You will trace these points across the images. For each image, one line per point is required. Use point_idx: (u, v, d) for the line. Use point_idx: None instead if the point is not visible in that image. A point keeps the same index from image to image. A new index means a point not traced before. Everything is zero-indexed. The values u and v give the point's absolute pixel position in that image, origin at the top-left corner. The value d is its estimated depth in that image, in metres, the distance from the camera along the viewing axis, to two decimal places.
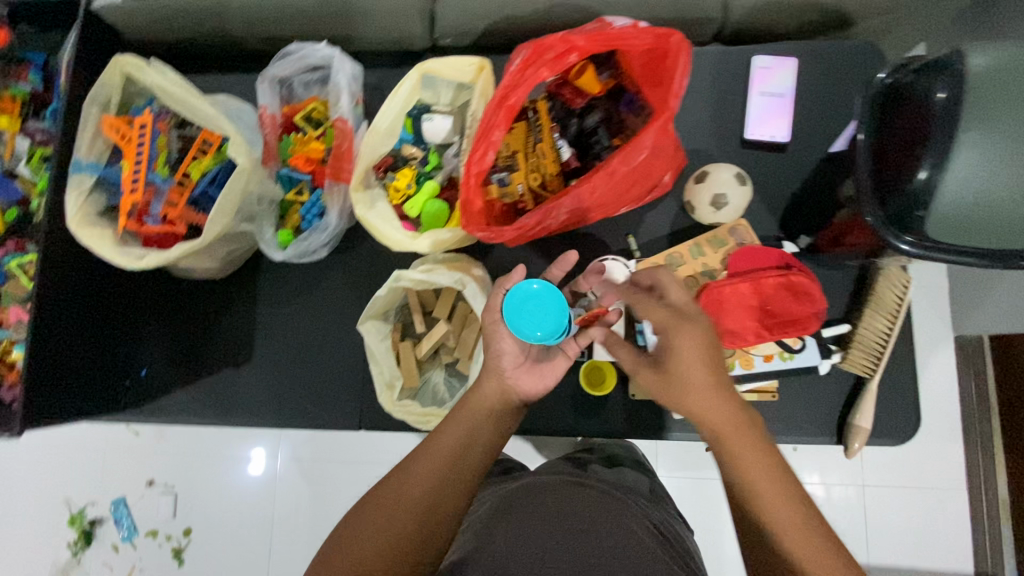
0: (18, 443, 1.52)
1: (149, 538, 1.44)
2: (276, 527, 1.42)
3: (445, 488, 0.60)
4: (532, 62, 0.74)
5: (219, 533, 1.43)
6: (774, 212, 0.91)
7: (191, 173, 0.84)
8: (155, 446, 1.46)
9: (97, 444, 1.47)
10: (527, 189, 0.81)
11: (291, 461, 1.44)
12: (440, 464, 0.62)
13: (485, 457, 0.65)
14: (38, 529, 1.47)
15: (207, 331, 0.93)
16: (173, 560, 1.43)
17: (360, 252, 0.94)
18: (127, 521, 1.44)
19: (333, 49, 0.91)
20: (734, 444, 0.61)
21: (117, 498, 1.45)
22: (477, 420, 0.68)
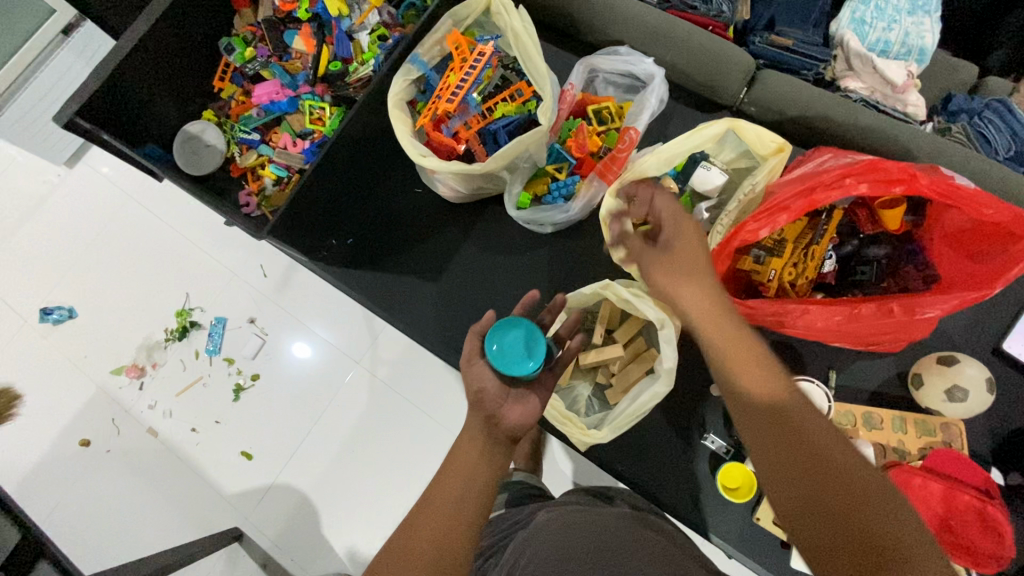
0: (166, 219, 1.57)
1: (224, 363, 1.48)
2: (323, 418, 1.43)
3: (450, 537, 0.63)
4: (857, 174, 0.73)
5: (277, 394, 1.45)
6: (994, 433, 0.84)
7: (495, 110, 0.92)
8: (275, 293, 1.50)
9: (230, 264, 1.52)
10: (778, 278, 0.79)
11: (367, 373, 1.44)
12: (441, 517, 0.64)
13: (479, 502, 0.66)
14: (143, 300, 1.53)
15: (419, 239, 1.02)
16: (231, 393, 1.46)
17: (575, 246, 0.99)
18: (217, 338, 1.48)
19: (658, 68, 0.96)
20: (740, 356, 0.67)
21: (220, 317, 1.50)
22: (470, 465, 0.68)
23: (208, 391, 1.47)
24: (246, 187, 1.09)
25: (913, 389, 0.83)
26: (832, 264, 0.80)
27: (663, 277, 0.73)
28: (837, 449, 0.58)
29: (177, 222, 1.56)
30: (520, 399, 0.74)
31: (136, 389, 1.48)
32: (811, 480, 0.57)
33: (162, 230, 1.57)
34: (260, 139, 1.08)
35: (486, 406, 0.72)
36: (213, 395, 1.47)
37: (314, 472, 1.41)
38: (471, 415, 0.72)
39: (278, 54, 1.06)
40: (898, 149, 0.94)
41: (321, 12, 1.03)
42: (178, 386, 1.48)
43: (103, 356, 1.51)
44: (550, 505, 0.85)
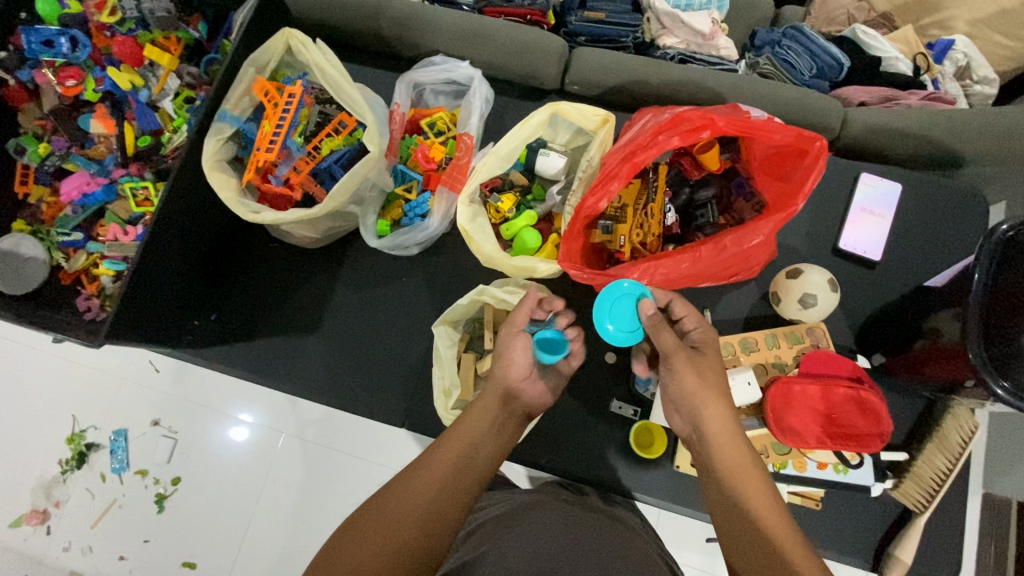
0: (28, 343, 1.42)
1: (136, 477, 1.34)
2: (262, 499, 1.34)
3: (447, 494, 0.61)
4: (665, 129, 0.78)
5: (203, 491, 1.35)
6: (852, 324, 0.92)
7: (322, 148, 0.88)
8: (170, 387, 1.38)
9: (114, 370, 1.39)
10: (628, 242, 0.82)
11: (296, 438, 1.36)
12: (439, 481, 0.62)
13: (481, 470, 0.65)
14: (26, 437, 1.38)
15: (285, 295, 0.97)
16: (153, 505, 1.34)
17: (447, 259, 0.98)
18: (122, 454, 1.35)
19: (475, 69, 0.98)
20: (725, 445, 0.64)
21: (119, 429, 1.36)
22: (477, 435, 0.68)
23: (126, 512, 1.34)
24: (83, 291, 0.99)
25: (775, 305, 0.89)
26: (673, 215, 0.84)
27: (689, 378, 0.68)
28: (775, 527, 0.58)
29: (39, 343, 1.41)
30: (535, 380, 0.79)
31: (43, 535, 1.33)
32: (747, 543, 0.58)
33: (22, 356, 1.41)
34: (85, 238, 0.98)
35: (506, 380, 0.74)
36: (133, 514, 1.33)
37: (267, 557, 1.32)
38: (490, 387, 0.74)
39: (79, 142, 0.97)
40: (711, 93, 1.01)
41: (111, 88, 0.95)
42: (91, 517, 1.33)
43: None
44: (521, 491, 0.86)
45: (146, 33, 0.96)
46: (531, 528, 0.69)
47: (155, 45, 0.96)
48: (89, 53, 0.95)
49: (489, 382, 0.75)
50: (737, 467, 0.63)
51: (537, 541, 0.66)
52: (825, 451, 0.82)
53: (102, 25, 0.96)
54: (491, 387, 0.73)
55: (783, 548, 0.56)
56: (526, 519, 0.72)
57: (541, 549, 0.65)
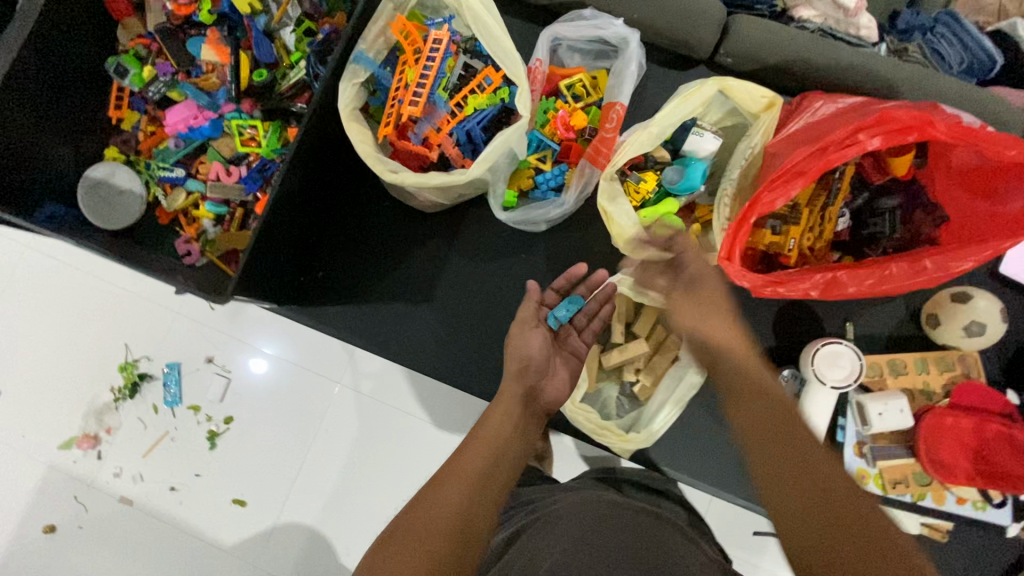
0: (81, 266, 1.34)
1: (189, 412, 1.30)
2: (315, 445, 1.30)
3: (477, 505, 0.55)
4: (870, 126, 0.69)
5: (258, 432, 1.30)
6: (1001, 354, 0.87)
7: (465, 106, 0.80)
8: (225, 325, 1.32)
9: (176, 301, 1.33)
10: (797, 246, 0.76)
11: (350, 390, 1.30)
12: (467, 484, 0.57)
13: (508, 475, 0.61)
14: (80, 361, 1.33)
15: (398, 258, 0.91)
16: (205, 441, 1.29)
17: (572, 239, 0.91)
18: (175, 388, 1.29)
19: (630, 29, 0.87)
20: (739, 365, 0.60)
21: (173, 363, 1.30)
22: (501, 438, 0.64)
23: (179, 445, 1.30)
24: (181, 233, 0.91)
25: (931, 328, 0.83)
26: (846, 221, 0.78)
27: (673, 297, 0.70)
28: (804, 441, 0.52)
29: (95, 268, 1.33)
30: (557, 371, 0.76)
31: (94, 460, 1.30)
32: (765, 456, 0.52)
33: (76, 281, 1.35)
34: (185, 175, 0.90)
35: (529, 377, 0.72)
36: (185, 449, 1.30)
37: (316, 504, 1.29)
38: (512, 381, 0.72)
39: (185, 68, 0.88)
40: (881, 82, 0.91)
41: (228, 11, 0.86)
42: (141, 447, 1.30)
43: (50, 430, 1.32)
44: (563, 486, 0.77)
45: None
46: (563, 530, 0.59)
47: None
48: None
49: (506, 386, 0.71)
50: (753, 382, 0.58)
51: (581, 551, 0.54)
52: (969, 487, 0.78)
53: None
54: (513, 383, 0.71)
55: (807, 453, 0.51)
56: (562, 521, 0.61)
57: (586, 558, 0.54)
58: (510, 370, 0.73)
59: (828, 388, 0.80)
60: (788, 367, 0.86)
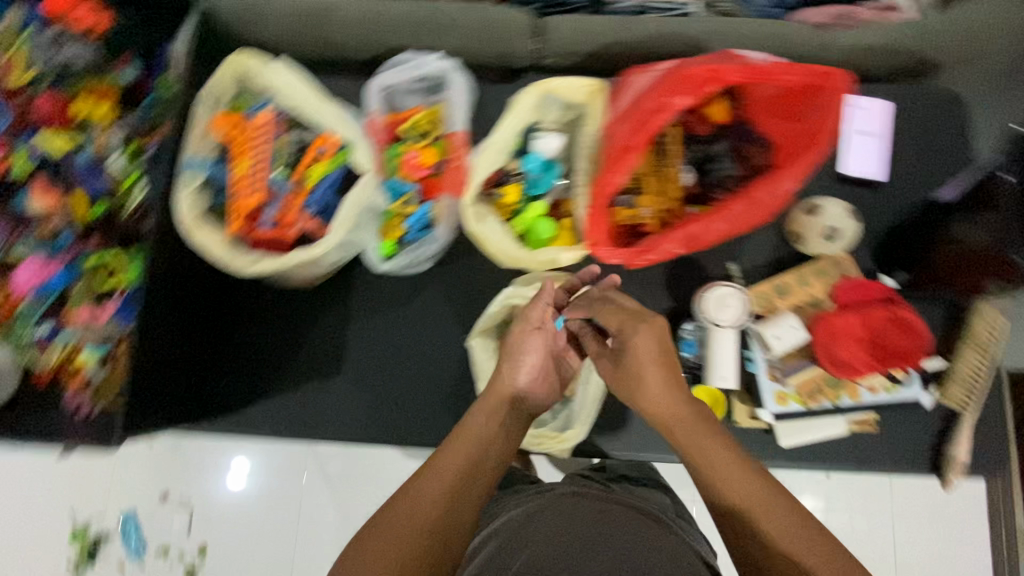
0: None
1: (159, 559, 1.10)
2: (301, 538, 1.10)
3: (462, 499, 0.52)
4: (672, 90, 0.76)
5: (241, 554, 1.10)
6: (868, 247, 0.94)
7: (308, 177, 0.80)
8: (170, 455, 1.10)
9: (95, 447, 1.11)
10: (653, 212, 0.81)
11: (317, 476, 1.11)
12: (451, 476, 0.53)
13: (493, 472, 0.57)
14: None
15: (298, 340, 0.90)
16: None
17: (460, 267, 0.92)
18: (135, 537, 1.09)
19: (448, 61, 0.91)
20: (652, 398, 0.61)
21: (127, 509, 1.10)
22: (485, 434, 0.59)
23: None
24: (66, 388, 0.84)
25: (799, 244, 0.90)
26: (691, 175, 0.83)
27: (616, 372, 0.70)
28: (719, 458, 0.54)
29: None
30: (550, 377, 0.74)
31: None
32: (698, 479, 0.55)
33: None
34: (55, 328, 0.85)
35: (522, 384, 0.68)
36: None
37: None
38: (502, 381, 0.67)
39: (20, 224, 0.84)
40: (688, 43, 0.98)
41: (46, 156, 0.84)
42: None
43: None
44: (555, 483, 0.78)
45: (72, 86, 0.87)
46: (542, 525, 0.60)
47: (85, 97, 0.87)
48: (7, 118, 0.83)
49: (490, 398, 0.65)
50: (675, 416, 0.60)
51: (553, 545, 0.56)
52: (874, 375, 0.84)
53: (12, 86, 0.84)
54: (496, 383, 0.66)
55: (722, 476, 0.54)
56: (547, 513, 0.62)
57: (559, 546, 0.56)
58: (505, 370, 0.70)
59: (727, 328, 0.85)
60: (688, 320, 0.90)
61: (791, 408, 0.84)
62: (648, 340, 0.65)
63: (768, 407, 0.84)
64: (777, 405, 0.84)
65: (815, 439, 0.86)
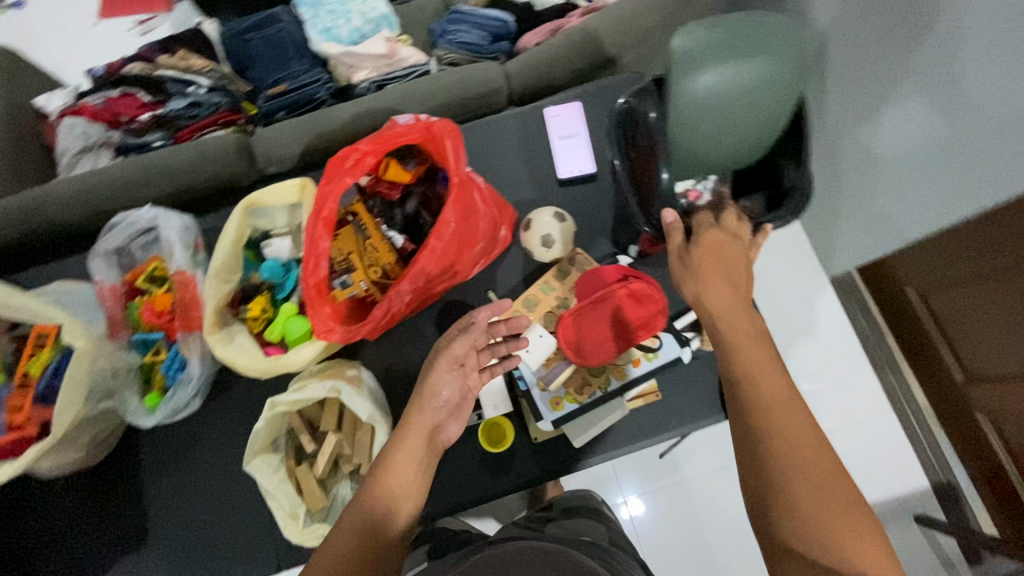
0: None
1: None
2: None
3: (399, 516, 0.66)
4: (333, 175, 0.82)
5: None
6: (605, 231, 0.99)
7: (31, 370, 0.82)
8: None
9: None
10: (371, 283, 0.86)
11: None
12: (394, 496, 0.67)
13: (421, 484, 0.70)
14: None
15: (93, 521, 0.89)
16: None
17: (234, 389, 0.93)
18: None
19: (156, 209, 0.94)
20: (740, 335, 0.66)
21: None
22: (416, 456, 0.70)
23: None
24: None
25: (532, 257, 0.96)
26: (398, 238, 0.87)
27: (697, 288, 0.72)
28: (796, 421, 0.58)
29: None
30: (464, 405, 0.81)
31: None
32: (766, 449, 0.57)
33: None
34: None
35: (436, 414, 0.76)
36: None
37: None
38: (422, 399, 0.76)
39: None
40: (386, 113, 1.06)
41: None
42: None
43: None
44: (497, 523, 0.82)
45: None
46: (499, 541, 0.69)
47: None
48: None
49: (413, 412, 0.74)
50: (758, 378, 0.62)
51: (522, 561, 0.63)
52: (629, 350, 0.89)
53: None
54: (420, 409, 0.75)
55: (781, 442, 0.57)
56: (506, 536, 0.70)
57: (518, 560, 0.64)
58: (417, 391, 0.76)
59: None
60: None
61: (567, 409, 0.88)
62: (717, 279, 0.71)
63: (545, 416, 0.88)
64: (553, 411, 0.88)
65: (604, 428, 0.89)
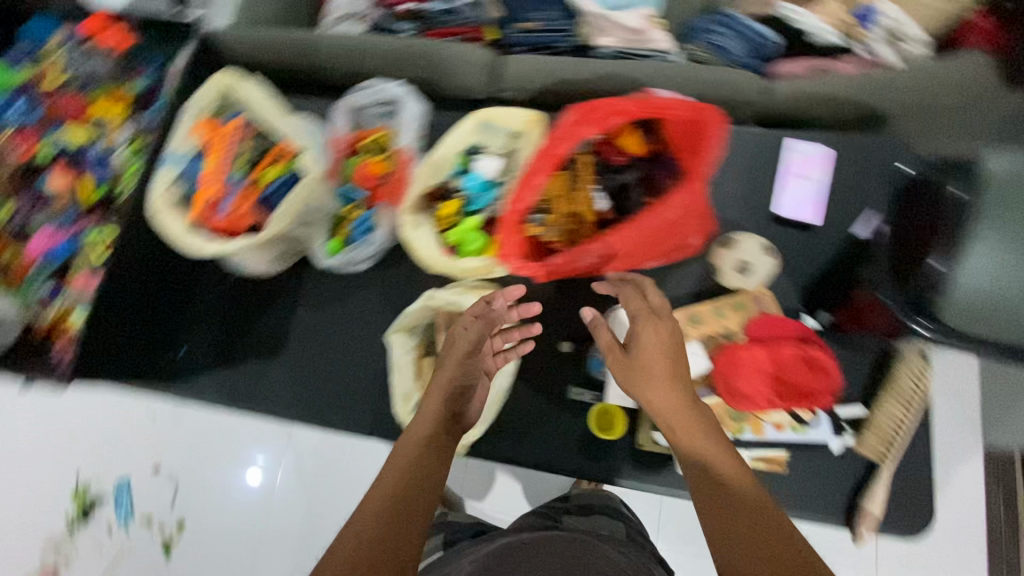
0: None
1: (143, 528, 1.21)
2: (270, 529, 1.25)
3: (419, 480, 0.63)
4: (580, 121, 0.83)
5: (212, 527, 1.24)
6: (798, 286, 0.92)
7: (264, 176, 0.93)
8: (169, 431, 1.26)
9: (79, 419, 1.22)
10: (561, 233, 0.88)
11: (294, 470, 1.28)
12: (404, 469, 0.64)
13: (438, 453, 0.68)
14: None
15: (246, 321, 1.01)
16: (162, 554, 1.21)
17: (397, 269, 1.01)
18: (123, 506, 1.20)
19: (404, 89, 1.02)
20: (690, 434, 0.61)
21: (120, 479, 1.21)
22: (426, 428, 0.70)
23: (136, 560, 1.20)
24: (54, 344, 0.98)
25: (717, 277, 0.93)
26: (604, 202, 0.87)
27: (627, 379, 0.69)
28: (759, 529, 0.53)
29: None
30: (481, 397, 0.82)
31: None
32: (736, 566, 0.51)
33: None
34: (53, 290, 0.99)
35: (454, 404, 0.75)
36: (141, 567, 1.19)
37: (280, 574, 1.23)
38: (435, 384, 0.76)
39: (41, 203, 1.01)
40: (631, 82, 1.04)
41: (65, 148, 1.02)
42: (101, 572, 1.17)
43: None
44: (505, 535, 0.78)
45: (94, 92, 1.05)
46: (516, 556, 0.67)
47: (103, 103, 1.05)
48: (43, 121, 1.02)
49: (433, 387, 0.76)
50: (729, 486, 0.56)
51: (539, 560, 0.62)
52: (777, 412, 0.83)
53: (55, 92, 1.05)
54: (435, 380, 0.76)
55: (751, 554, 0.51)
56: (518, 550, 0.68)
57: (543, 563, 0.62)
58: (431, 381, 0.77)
59: None
60: None
61: None
62: (658, 347, 0.68)
63: None
64: None
65: None
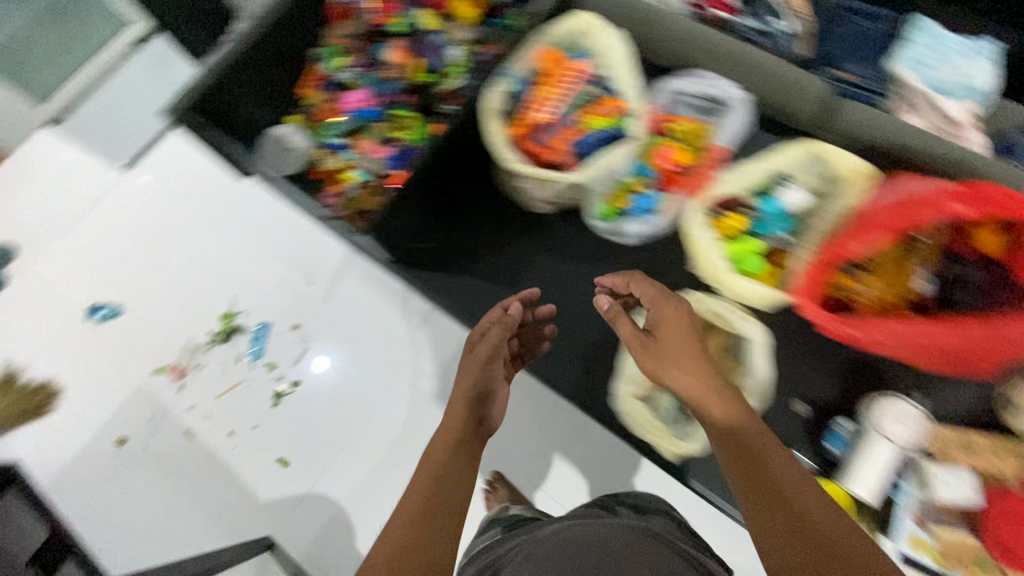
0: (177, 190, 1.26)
1: (263, 368, 1.15)
2: (364, 429, 1.11)
3: (446, 474, 0.66)
4: (953, 194, 0.80)
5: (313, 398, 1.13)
6: None
7: (587, 123, 0.95)
8: (326, 290, 1.18)
9: (246, 235, 1.22)
10: (872, 294, 0.85)
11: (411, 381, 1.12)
12: (433, 465, 0.67)
13: (466, 441, 0.70)
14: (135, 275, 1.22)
15: (498, 244, 1.04)
16: (270, 398, 1.14)
17: (656, 260, 1.01)
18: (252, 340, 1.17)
19: (739, 93, 1.00)
20: (714, 407, 0.63)
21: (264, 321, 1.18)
22: (458, 413, 0.72)
23: (247, 396, 1.14)
24: (327, 190, 1.09)
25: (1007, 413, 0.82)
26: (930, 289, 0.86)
27: (648, 359, 0.70)
28: (812, 512, 0.55)
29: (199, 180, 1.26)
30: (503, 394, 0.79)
31: (175, 391, 1.15)
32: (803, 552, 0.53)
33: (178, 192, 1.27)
34: (343, 145, 1.10)
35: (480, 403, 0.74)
36: (247, 401, 1.14)
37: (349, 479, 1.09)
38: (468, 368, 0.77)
39: (370, 67, 1.10)
40: None
41: (415, 27, 1.09)
42: (219, 386, 1.15)
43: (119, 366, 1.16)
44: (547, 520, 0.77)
45: None
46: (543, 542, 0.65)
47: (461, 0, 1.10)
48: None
49: (460, 376, 0.77)
50: (762, 474, 0.58)
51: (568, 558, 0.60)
52: None
53: None
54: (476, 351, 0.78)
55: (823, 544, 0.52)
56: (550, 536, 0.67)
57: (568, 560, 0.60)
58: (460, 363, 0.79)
59: (891, 444, 0.81)
60: (845, 418, 0.87)
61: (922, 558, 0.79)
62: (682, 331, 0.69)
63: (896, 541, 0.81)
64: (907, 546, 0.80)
65: None
